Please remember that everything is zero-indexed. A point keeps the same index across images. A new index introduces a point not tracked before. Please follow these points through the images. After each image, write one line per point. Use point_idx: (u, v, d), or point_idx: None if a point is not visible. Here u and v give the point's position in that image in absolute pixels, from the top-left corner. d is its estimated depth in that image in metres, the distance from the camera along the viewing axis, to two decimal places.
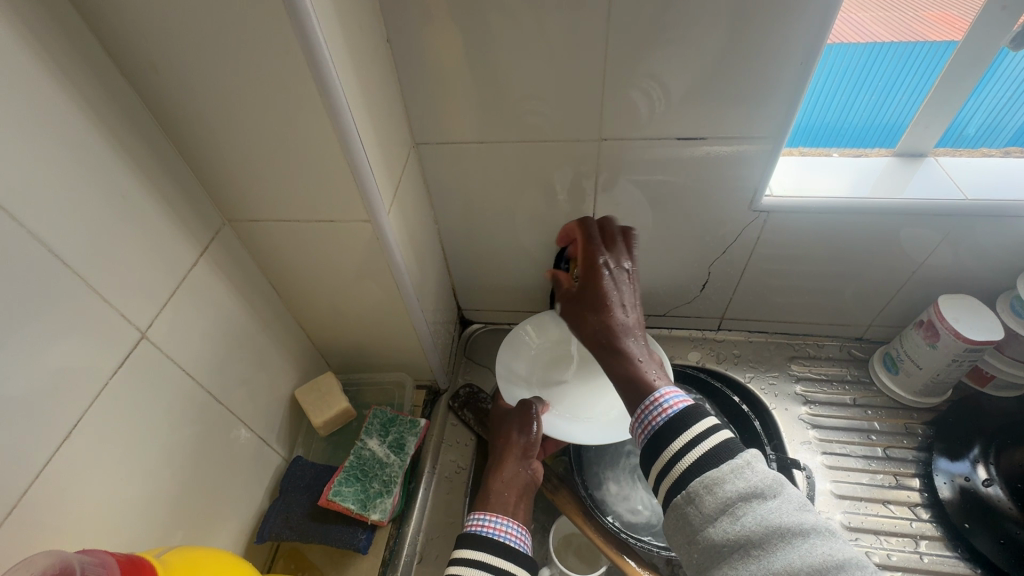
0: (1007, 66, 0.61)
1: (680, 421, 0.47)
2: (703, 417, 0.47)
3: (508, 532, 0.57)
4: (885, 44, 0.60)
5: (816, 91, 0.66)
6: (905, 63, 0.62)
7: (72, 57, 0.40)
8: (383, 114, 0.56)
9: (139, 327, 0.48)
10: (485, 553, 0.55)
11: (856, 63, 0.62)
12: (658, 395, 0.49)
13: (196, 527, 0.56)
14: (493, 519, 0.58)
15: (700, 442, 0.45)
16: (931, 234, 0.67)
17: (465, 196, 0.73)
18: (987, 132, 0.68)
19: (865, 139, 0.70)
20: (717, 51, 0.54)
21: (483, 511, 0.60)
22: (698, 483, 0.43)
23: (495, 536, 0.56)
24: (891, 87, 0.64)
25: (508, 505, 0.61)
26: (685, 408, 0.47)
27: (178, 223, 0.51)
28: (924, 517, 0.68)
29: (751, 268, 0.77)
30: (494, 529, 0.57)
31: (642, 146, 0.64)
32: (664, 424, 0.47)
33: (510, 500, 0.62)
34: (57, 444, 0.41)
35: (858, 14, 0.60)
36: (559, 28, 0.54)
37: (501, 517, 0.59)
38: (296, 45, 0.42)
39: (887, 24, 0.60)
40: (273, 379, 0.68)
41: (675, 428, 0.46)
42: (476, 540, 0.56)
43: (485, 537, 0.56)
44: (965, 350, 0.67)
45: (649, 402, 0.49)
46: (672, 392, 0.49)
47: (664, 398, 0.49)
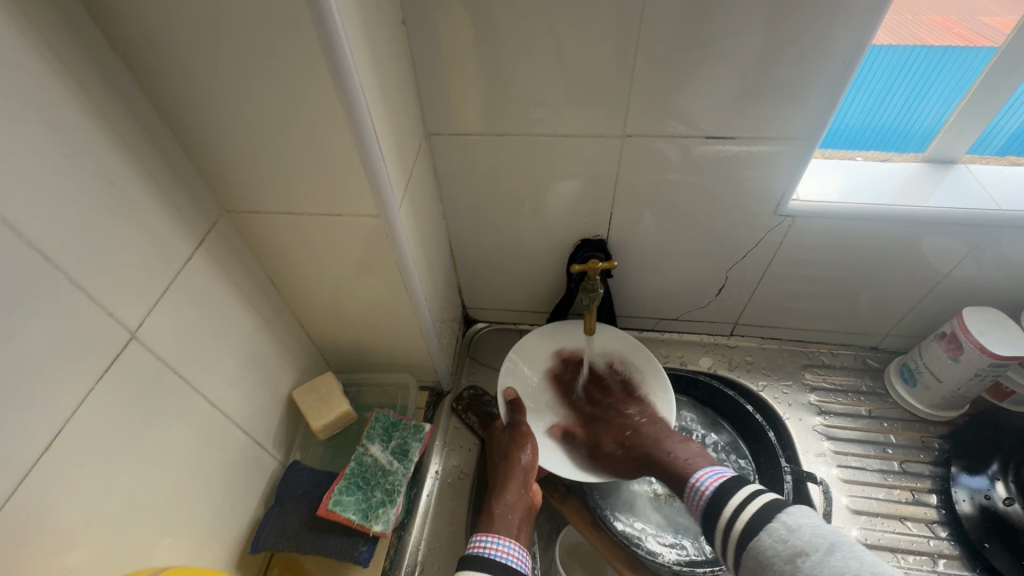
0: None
1: (722, 492, 0.57)
2: (741, 488, 0.56)
3: (511, 554, 0.56)
4: (883, 47, 0.58)
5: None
6: (932, 66, 0.59)
7: (59, 29, 0.36)
8: (396, 102, 0.52)
9: (129, 326, 0.44)
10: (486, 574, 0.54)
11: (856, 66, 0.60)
12: (695, 479, 0.60)
13: (188, 538, 0.53)
14: (494, 540, 0.57)
15: (752, 499, 0.55)
16: (960, 245, 0.65)
17: (476, 190, 0.70)
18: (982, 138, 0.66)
19: (865, 141, 0.68)
20: (755, 45, 0.51)
21: (484, 532, 0.59)
22: (757, 537, 0.52)
23: (497, 558, 0.55)
24: (886, 91, 0.62)
25: (511, 525, 0.60)
26: (718, 486, 0.58)
27: (173, 215, 0.48)
28: (941, 535, 0.65)
29: (770, 273, 0.74)
30: (495, 550, 0.56)
31: (668, 144, 0.60)
32: (708, 503, 0.57)
33: (514, 521, 0.60)
34: (37, 454, 0.38)
35: None
36: (589, 16, 0.50)
37: (505, 538, 0.58)
38: (308, 24, 0.38)
39: (890, 27, 0.58)
40: (270, 379, 0.64)
41: (727, 496, 0.56)
42: (480, 563, 0.55)
43: (489, 560, 0.55)
44: (990, 365, 0.65)
45: (691, 487, 0.60)
46: (705, 474, 0.60)
47: (701, 481, 0.60)
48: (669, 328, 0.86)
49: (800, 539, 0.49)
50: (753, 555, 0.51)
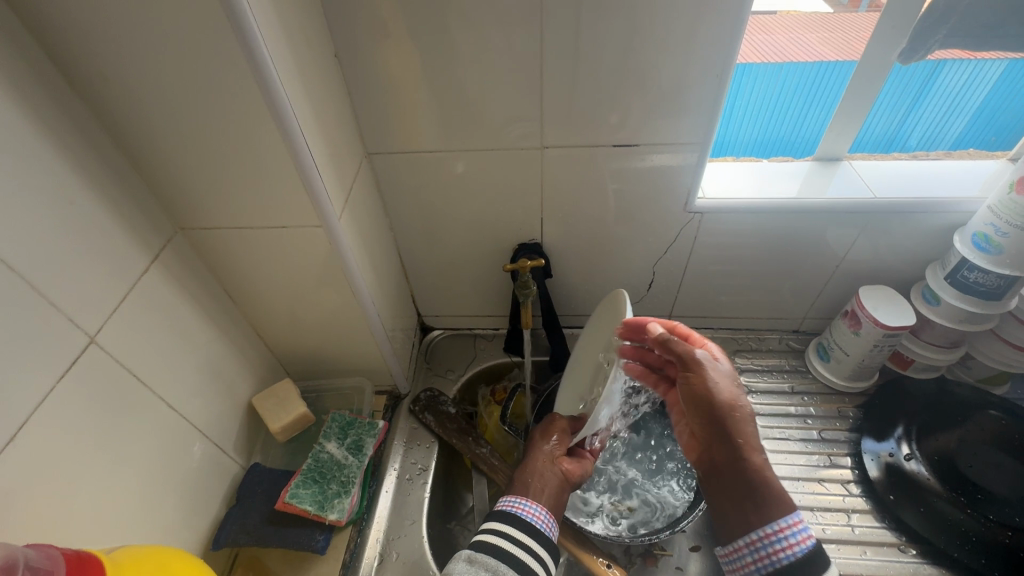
0: (943, 84, 0.67)
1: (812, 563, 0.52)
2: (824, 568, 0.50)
3: (539, 516, 0.61)
4: (830, 62, 0.66)
5: (769, 105, 0.71)
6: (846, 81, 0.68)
7: (20, 70, 0.42)
8: (332, 126, 0.59)
9: (89, 331, 0.48)
10: (509, 525, 0.60)
11: (807, 78, 0.68)
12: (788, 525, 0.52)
13: (151, 535, 0.56)
14: (524, 501, 0.62)
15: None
16: (850, 230, 0.73)
17: (419, 204, 0.76)
18: (928, 142, 0.75)
19: (785, 148, 0.77)
20: (643, 65, 0.59)
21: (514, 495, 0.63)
22: None
23: (523, 514, 0.60)
24: (833, 102, 0.70)
25: (542, 489, 0.64)
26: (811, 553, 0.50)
27: (129, 231, 0.52)
28: (854, 492, 0.73)
29: (692, 267, 0.82)
30: (524, 510, 0.61)
31: (581, 152, 0.68)
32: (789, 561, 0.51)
33: (534, 485, 0.64)
34: (1, 448, 0.41)
35: (807, 34, 0.67)
36: (499, 43, 0.58)
37: (536, 502, 0.62)
38: (241, 59, 0.44)
39: (832, 44, 0.66)
40: (229, 386, 0.68)
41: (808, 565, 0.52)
42: (510, 517, 0.60)
43: (524, 522, 0.60)
44: (884, 336, 0.72)
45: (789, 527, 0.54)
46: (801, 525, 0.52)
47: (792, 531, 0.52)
48: None
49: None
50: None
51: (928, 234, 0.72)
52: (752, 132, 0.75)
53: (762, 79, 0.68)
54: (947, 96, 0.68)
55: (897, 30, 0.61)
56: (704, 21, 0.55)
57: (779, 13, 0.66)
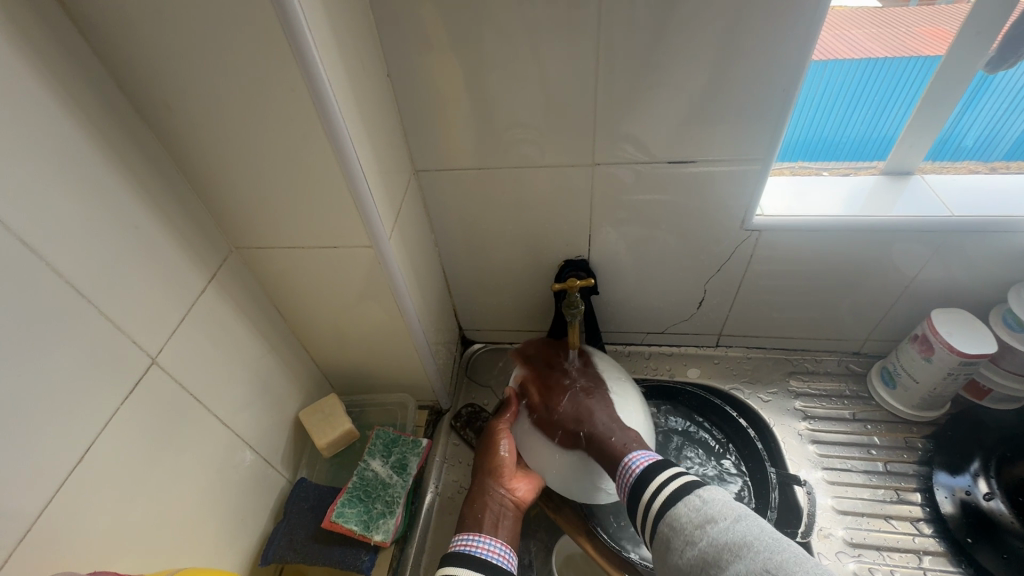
0: (1000, 81, 0.61)
1: (649, 472, 0.60)
2: (659, 470, 0.60)
3: (493, 551, 0.60)
4: (880, 59, 0.61)
5: (812, 105, 0.67)
6: (900, 77, 0.63)
7: (92, 100, 0.43)
8: (383, 146, 0.59)
9: (150, 352, 0.49)
10: (465, 568, 0.58)
11: (852, 76, 0.63)
12: (626, 458, 0.62)
13: (204, 550, 0.57)
14: (474, 538, 0.61)
15: (672, 482, 0.58)
16: (922, 250, 0.68)
17: (464, 220, 0.75)
18: (984, 143, 0.68)
19: (834, 151, 0.71)
20: (700, 81, 0.57)
21: (467, 531, 0.63)
22: (672, 509, 0.56)
23: (477, 553, 0.59)
24: (886, 100, 0.65)
25: (497, 524, 0.64)
26: (644, 464, 0.61)
27: (188, 253, 0.54)
28: (926, 532, 0.68)
29: (746, 285, 0.78)
30: (476, 547, 0.60)
31: (632, 168, 0.66)
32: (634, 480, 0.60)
33: (484, 518, 0.64)
34: (69, 469, 0.42)
35: (852, 31, 0.61)
36: (550, 60, 0.56)
37: (490, 538, 0.62)
38: (300, 85, 0.44)
39: (881, 41, 0.61)
40: (277, 401, 0.69)
41: (654, 472, 0.60)
42: (463, 558, 0.59)
43: (480, 560, 0.59)
44: (960, 364, 0.67)
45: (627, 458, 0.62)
46: (635, 454, 0.62)
47: (631, 460, 0.62)
48: (657, 341, 0.90)
49: (713, 510, 0.54)
50: (665, 532, 0.56)
51: (1012, 255, 0.67)
52: (794, 132, 0.70)
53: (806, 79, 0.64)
54: (1009, 93, 0.62)
55: (982, 35, 0.56)
56: (768, 37, 0.53)
57: None
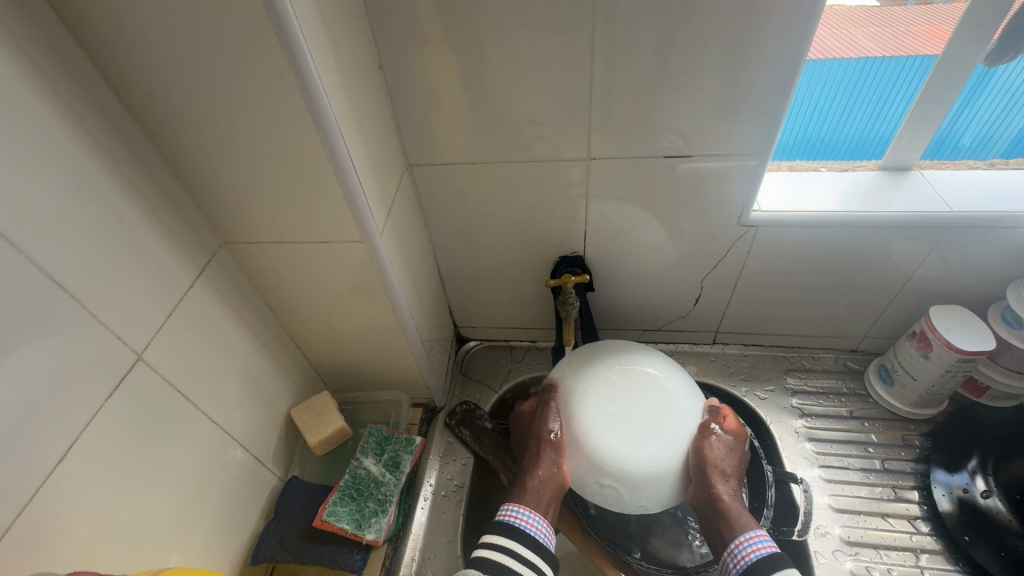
0: (1000, 79, 0.61)
1: (765, 565, 0.56)
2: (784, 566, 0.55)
3: (537, 528, 0.60)
4: (878, 59, 0.61)
5: (810, 106, 0.66)
6: (897, 76, 0.62)
7: (74, 89, 0.42)
8: (375, 139, 0.58)
9: (136, 349, 0.48)
10: (513, 541, 0.58)
11: (850, 77, 0.63)
12: (746, 538, 0.59)
13: (193, 550, 0.56)
14: (522, 511, 0.61)
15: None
16: (920, 246, 0.68)
17: (459, 215, 0.74)
18: (981, 142, 0.68)
19: (834, 151, 0.71)
20: (698, 74, 0.56)
21: (512, 502, 0.62)
22: None
23: (525, 528, 0.59)
24: (884, 100, 0.65)
25: (537, 496, 0.63)
26: (769, 554, 0.56)
27: (176, 248, 0.53)
28: (923, 530, 0.67)
29: (742, 281, 0.78)
30: (523, 521, 0.60)
31: (629, 162, 0.65)
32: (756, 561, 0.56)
33: (527, 495, 0.63)
34: (51, 469, 0.41)
35: (851, 30, 0.61)
36: (545, 52, 0.56)
37: (533, 511, 0.61)
38: (289, 75, 0.43)
39: (880, 40, 0.61)
40: (268, 398, 0.68)
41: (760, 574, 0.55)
42: (505, 529, 0.59)
43: (524, 534, 0.58)
44: (959, 361, 0.67)
45: (735, 544, 0.59)
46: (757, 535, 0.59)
47: (750, 540, 0.58)
48: (654, 338, 0.90)
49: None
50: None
51: (1011, 251, 0.66)
52: (792, 132, 0.70)
53: (803, 79, 0.63)
54: (1006, 92, 0.62)
55: (982, 28, 0.56)
56: (767, 29, 0.52)
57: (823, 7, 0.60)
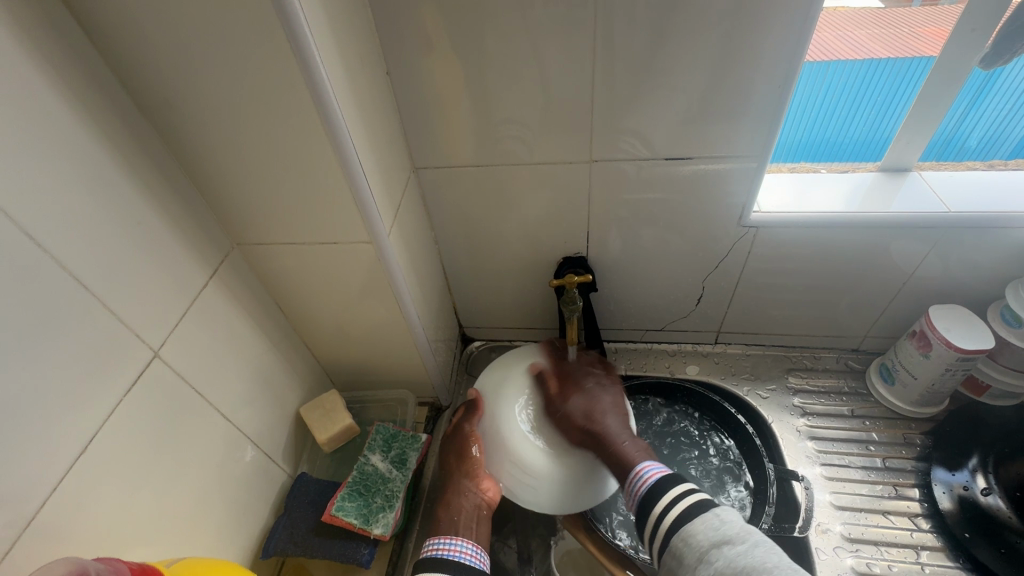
0: (1007, 79, 0.62)
1: (662, 483, 0.60)
2: (676, 482, 0.59)
3: (467, 552, 0.62)
4: (881, 60, 0.62)
5: (815, 106, 0.67)
6: (901, 79, 0.63)
7: (95, 96, 0.44)
8: (382, 143, 0.59)
9: (153, 346, 0.50)
10: (442, 574, 0.59)
11: (855, 78, 0.63)
12: (641, 467, 0.63)
13: (206, 542, 0.57)
14: (447, 541, 0.63)
15: (680, 498, 0.58)
16: (919, 246, 0.69)
17: (463, 217, 0.76)
18: (988, 144, 0.69)
19: (839, 151, 0.72)
20: (697, 78, 0.57)
21: (440, 535, 0.64)
22: (684, 526, 0.55)
23: (451, 557, 0.61)
24: (889, 102, 0.66)
25: (470, 525, 0.65)
26: (660, 476, 0.61)
27: (190, 248, 0.54)
28: (924, 527, 0.68)
29: (744, 281, 0.79)
30: (449, 550, 0.62)
31: (631, 164, 0.66)
32: (648, 487, 0.60)
33: (461, 519, 0.66)
34: (73, 461, 0.43)
35: (854, 31, 0.62)
36: (547, 58, 0.57)
37: (463, 539, 0.63)
38: (300, 82, 0.45)
39: (884, 41, 0.62)
40: (278, 396, 0.69)
41: (662, 488, 0.59)
42: (438, 563, 0.60)
43: (455, 562, 0.60)
44: (958, 360, 0.67)
45: (635, 471, 0.62)
46: (650, 464, 0.63)
47: (645, 469, 0.62)
48: (656, 338, 0.91)
49: (730, 531, 0.52)
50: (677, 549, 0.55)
51: (1010, 251, 0.67)
52: (797, 133, 0.71)
53: (807, 79, 0.64)
54: (1013, 93, 0.62)
55: (977, 32, 0.57)
56: (763, 33, 0.53)
57: (827, 9, 0.62)
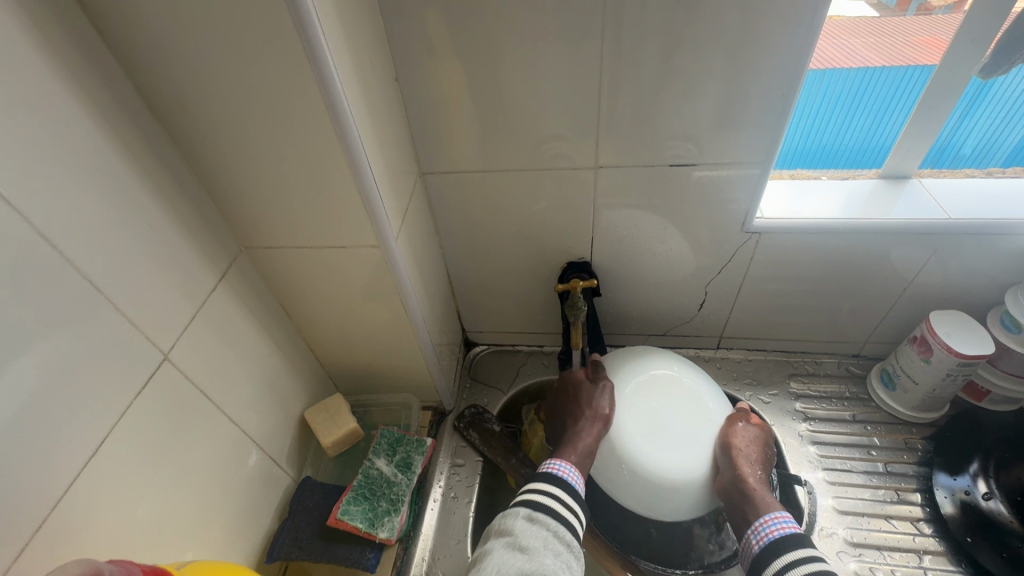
0: (1001, 88, 0.62)
1: (785, 545, 0.58)
2: (797, 546, 0.58)
3: (571, 474, 0.63)
4: (876, 68, 0.62)
5: (811, 113, 0.67)
6: (896, 88, 0.64)
7: (110, 101, 0.44)
8: (391, 148, 0.60)
9: (162, 349, 0.50)
10: (557, 488, 0.60)
11: (850, 86, 0.64)
12: (767, 517, 0.61)
13: (211, 545, 0.57)
14: (566, 465, 0.63)
15: (804, 562, 0.56)
16: (920, 252, 0.69)
17: (468, 222, 0.76)
18: (983, 152, 0.69)
19: (836, 159, 0.73)
20: (702, 87, 0.58)
21: (557, 459, 0.65)
22: None
23: (569, 479, 0.62)
24: (885, 109, 0.66)
25: (582, 462, 0.65)
26: (792, 534, 0.58)
27: (200, 252, 0.55)
28: (926, 532, 0.68)
29: (746, 287, 0.79)
30: (568, 473, 0.63)
31: (635, 170, 0.67)
32: (766, 544, 0.59)
33: (572, 462, 0.65)
34: (82, 463, 0.43)
35: (850, 39, 0.62)
36: (555, 66, 0.58)
37: (566, 461, 0.64)
38: (314, 88, 0.46)
39: (878, 49, 0.62)
40: (283, 400, 0.69)
41: (786, 548, 0.58)
42: (553, 479, 0.62)
43: (569, 484, 0.61)
44: (958, 365, 0.68)
45: (758, 522, 0.61)
46: (780, 516, 0.61)
47: (772, 520, 0.60)
48: (659, 343, 0.91)
49: None
50: None
51: (1009, 257, 0.68)
52: (794, 141, 0.71)
53: (805, 87, 0.65)
54: (1006, 101, 0.63)
55: (978, 41, 0.58)
56: (767, 43, 0.54)
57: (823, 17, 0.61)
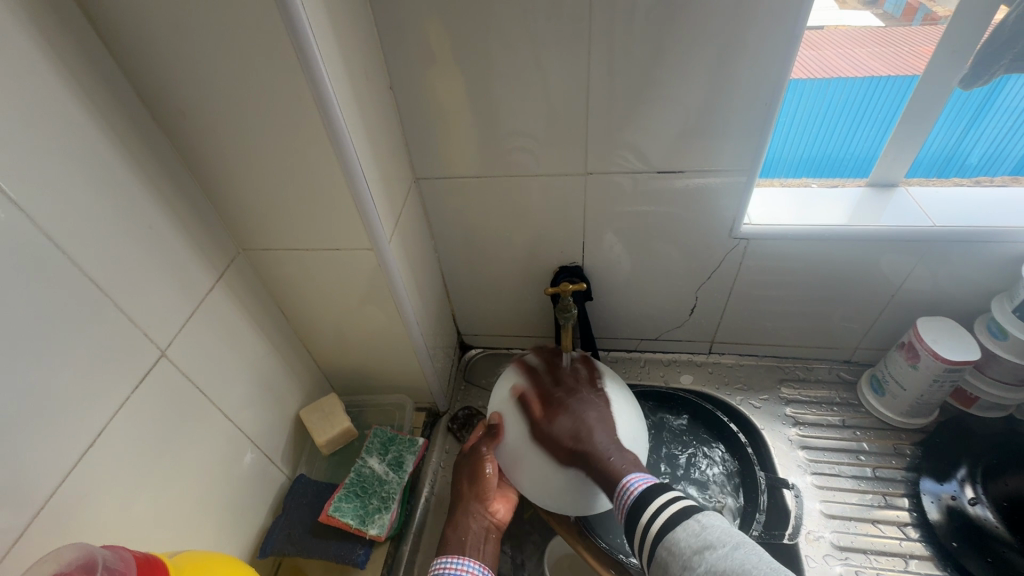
0: (1007, 97, 0.62)
1: (643, 496, 0.57)
2: (656, 494, 0.56)
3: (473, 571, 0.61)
4: (882, 77, 0.63)
5: (816, 122, 0.68)
6: (902, 97, 0.65)
7: (113, 106, 0.46)
8: (385, 153, 0.62)
9: (159, 345, 0.52)
10: None
11: (856, 94, 0.65)
12: (625, 481, 0.59)
13: (205, 539, 0.58)
14: (455, 559, 0.62)
15: (669, 508, 0.55)
16: (907, 258, 0.70)
17: (462, 227, 0.78)
18: (989, 161, 0.69)
19: (839, 167, 0.74)
20: (687, 95, 0.60)
21: (448, 552, 0.63)
22: (670, 535, 0.53)
23: (457, 574, 0.60)
24: (890, 118, 0.67)
25: (479, 546, 0.65)
26: (644, 487, 0.57)
27: (198, 252, 0.56)
28: (913, 536, 0.68)
29: (736, 292, 0.80)
30: (455, 568, 0.61)
31: (624, 176, 0.68)
32: (632, 500, 0.57)
33: (469, 540, 0.65)
34: (81, 454, 0.45)
35: (856, 49, 0.63)
36: (543, 74, 0.60)
37: (471, 559, 0.62)
38: (308, 95, 0.48)
39: (884, 59, 0.63)
40: (278, 398, 0.71)
41: (645, 501, 0.56)
42: None
43: None
44: (946, 371, 0.69)
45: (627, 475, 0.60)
46: (635, 476, 0.59)
47: (629, 482, 0.59)
48: (651, 348, 0.92)
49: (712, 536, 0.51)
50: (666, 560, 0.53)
51: (995, 264, 0.68)
52: (797, 151, 0.72)
53: (809, 97, 0.66)
54: (1013, 111, 0.63)
55: (958, 53, 0.59)
56: (749, 52, 0.55)
57: (827, 27, 0.62)
